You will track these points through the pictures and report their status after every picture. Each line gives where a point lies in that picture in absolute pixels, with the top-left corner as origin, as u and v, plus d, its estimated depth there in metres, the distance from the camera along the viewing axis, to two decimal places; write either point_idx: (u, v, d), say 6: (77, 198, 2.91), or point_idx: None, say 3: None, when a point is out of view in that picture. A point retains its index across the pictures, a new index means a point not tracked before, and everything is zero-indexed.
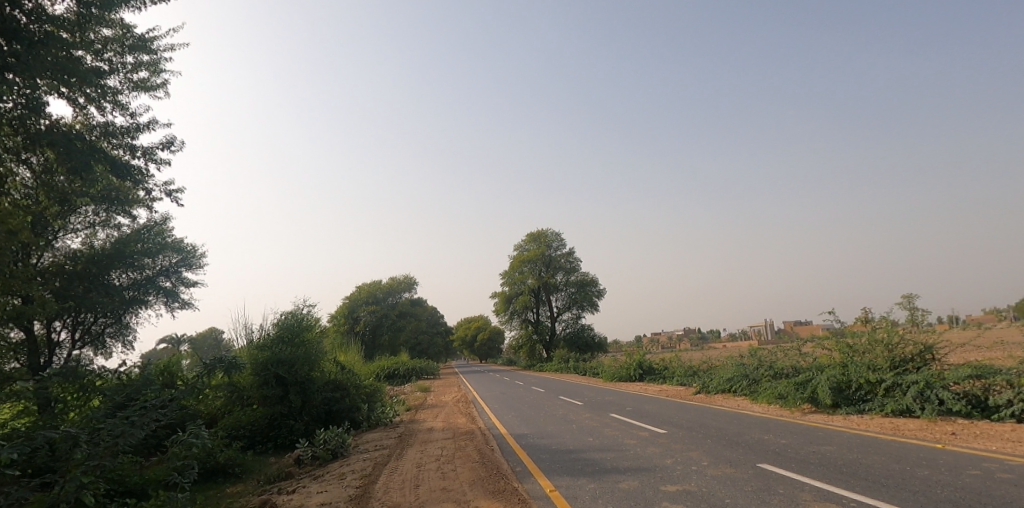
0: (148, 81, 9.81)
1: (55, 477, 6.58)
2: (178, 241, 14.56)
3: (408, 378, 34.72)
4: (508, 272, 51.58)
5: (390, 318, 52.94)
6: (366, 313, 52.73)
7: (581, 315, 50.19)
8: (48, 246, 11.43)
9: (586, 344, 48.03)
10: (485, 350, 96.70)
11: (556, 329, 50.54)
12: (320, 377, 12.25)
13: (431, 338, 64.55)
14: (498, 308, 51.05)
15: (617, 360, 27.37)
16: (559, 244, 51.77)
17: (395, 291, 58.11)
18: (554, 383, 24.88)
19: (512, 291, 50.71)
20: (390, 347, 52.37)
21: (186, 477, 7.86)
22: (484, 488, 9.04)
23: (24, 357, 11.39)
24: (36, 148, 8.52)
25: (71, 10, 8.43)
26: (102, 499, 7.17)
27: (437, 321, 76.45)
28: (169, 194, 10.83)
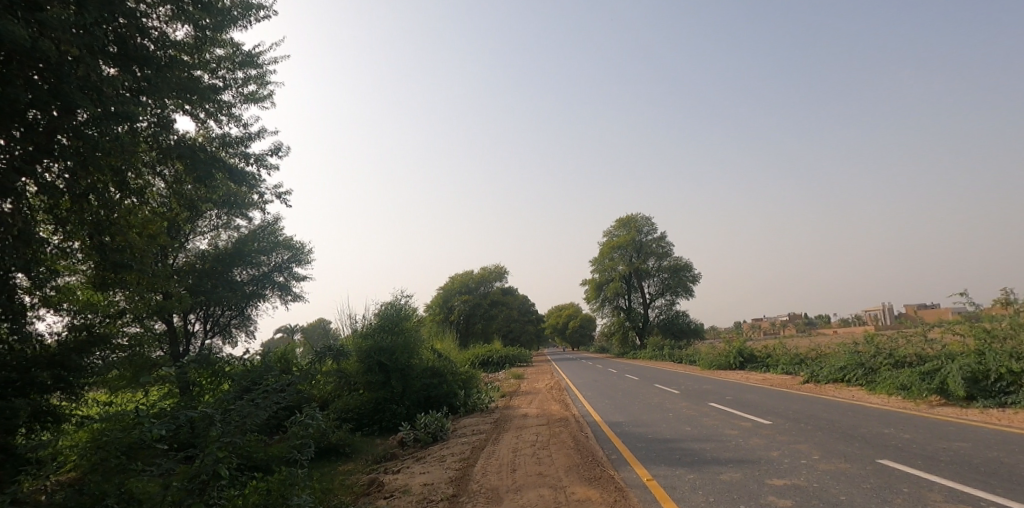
0: (256, 94, 10.69)
1: (196, 451, 7.40)
2: (290, 239, 15.79)
3: (502, 365, 35.39)
4: (598, 259, 50.98)
5: (483, 306, 54.39)
6: (461, 302, 54.54)
7: (675, 301, 48.73)
8: (181, 247, 12.92)
9: (679, 328, 47.15)
10: (578, 336, 96.48)
11: (650, 316, 49.30)
12: (418, 364, 12.85)
13: (523, 326, 65.53)
14: (589, 296, 50.68)
15: (715, 348, 26.22)
16: (650, 229, 50.28)
17: (488, 280, 59.36)
18: (647, 370, 24.29)
19: (603, 277, 50.06)
20: (484, 335, 53.90)
21: (304, 455, 8.62)
22: (580, 474, 9.07)
23: (167, 345, 12.93)
24: (168, 162, 9.59)
25: (190, 35, 9.38)
26: (237, 472, 8.01)
27: (529, 309, 77.12)
28: (280, 197, 11.78)
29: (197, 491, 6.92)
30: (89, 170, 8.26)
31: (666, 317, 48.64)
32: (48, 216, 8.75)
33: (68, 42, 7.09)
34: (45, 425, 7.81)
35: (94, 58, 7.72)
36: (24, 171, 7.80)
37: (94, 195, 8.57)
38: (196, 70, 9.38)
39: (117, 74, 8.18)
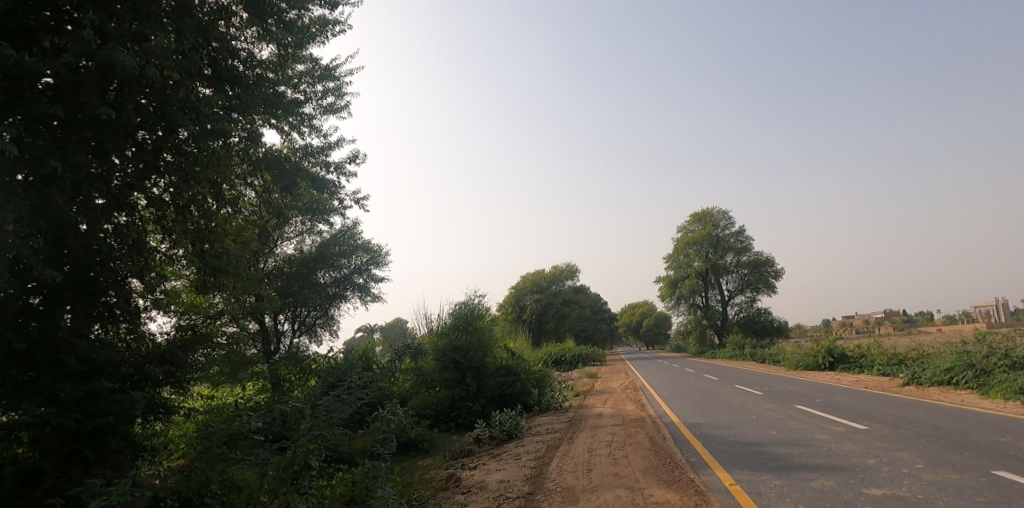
0: (334, 105, 11.26)
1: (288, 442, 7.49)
2: (368, 242, 16.44)
3: (575, 365, 35.12)
4: (673, 256, 49.55)
5: (556, 306, 54.27)
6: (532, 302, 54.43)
7: (755, 299, 46.32)
8: (270, 252, 13.80)
9: (761, 327, 44.86)
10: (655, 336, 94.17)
11: (729, 314, 47.27)
12: (492, 363, 13.06)
13: (597, 326, 64.80)
14: (664, 293, 49.25)
15: (801, 347, 24.72)
16: (727, 223, 48.20)
17: (559, 279, 58.96)
18: (725, 370, 23.30)
19: (677, 274, 48.66)
20: (557, 334, 53.76)
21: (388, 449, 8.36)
22: (658, 476, 8.87)
23: (260, 344, 13.89)
24: (257, 173, 10.31)
25: (274, 53, 10.03)
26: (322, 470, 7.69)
27: (600, 308, 75.98)
28: (358, 202, 12.34)
29: (291, 480, 6.61)
30: (189, 183, 9.02)
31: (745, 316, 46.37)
32: (156, 226, 9.67)
33: (169, 67, 7.79)
34: (158, 416, 8.61)
35: (191, 81, 8.42)
36: (135, 187, 8.64)
37: (195, 206, 9.43)
38: (280, 85, 10.02)
39: (211, 94, 8.86)
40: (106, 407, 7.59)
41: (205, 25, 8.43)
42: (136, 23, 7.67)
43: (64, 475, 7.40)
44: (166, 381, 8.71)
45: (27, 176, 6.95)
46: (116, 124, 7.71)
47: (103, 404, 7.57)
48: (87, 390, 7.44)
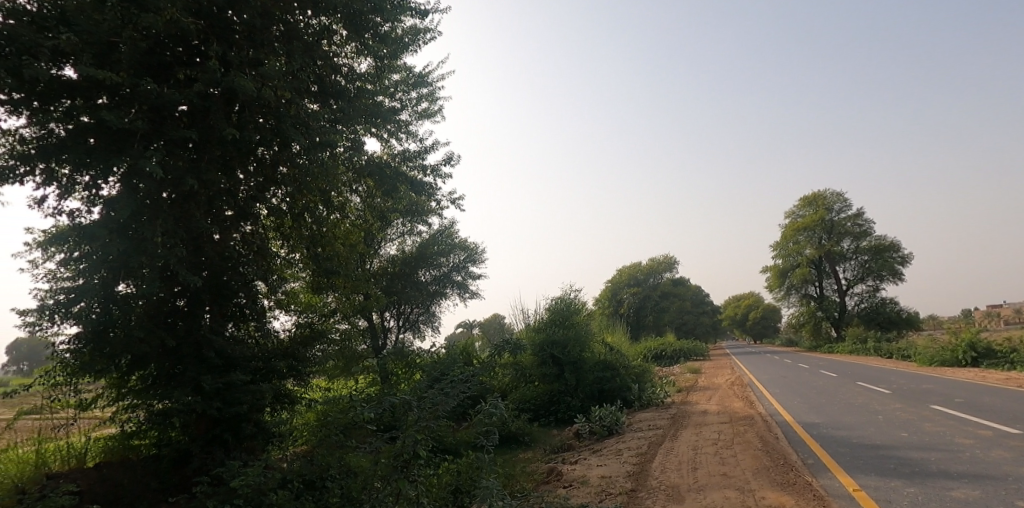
0: (428, 110, 11.72)
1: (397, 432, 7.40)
2: (464, 241, 16.92)
3: (677, 360, 33.85)
4: (781, 243, 46.36)
5: (655, 299, 52.58)
6: (630, 296, 53.16)
7: (879, 287, 42.09)
8: (375, 254, 14.66)
9: (886, 318, 40.71)
10: (766, 329, 88.63)
11: (847, 305, 43.42)
12: (590, 357, 13.03)
13: (701, 319, 62.16)
14: (771, 283, 46.30)
15: (936, 340, 22.17)
16: (841, 206, 44.28)
17: (658, 272, 57.25)
18: (843, 366, 21.43)
19: (785, 264, 45.36)
20: (658, 328, 52.17)
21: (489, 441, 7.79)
22: (770, 478, 8.37)
23: (369, 340, 14.83)
24: (361, 180, 10.99)
25: (372, 66, 10.64)
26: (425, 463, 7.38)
27: (703, 300, 72.73)
28: (453, 202, 12.77)
29: (401, 469, 6.73)
30: (303, 192, 9.81)
31: (866, 306, 42.29)
32: (276, 233, 10.51)
33: (282, 87, 8.50)
34: (284, 405, 9.49)
35: (300, 98, 9.13)
36: (257, 199, 9.53)
37: (309, 213, 10.24)
38: (379, 96, 10.61)
39: (319, 109, 9.55)
40: (240, 397, 8.48)
41: (310, 45, 9.11)
42: (252, 50, 8.44)
43: (209, 456, 8.34)
44: (289, 373, 9.53)
45: (171, 194, 7.93)
46: (239, 143, 8.55)
47: (238, 394, 8.46)
48: (225, 381, 8.38)
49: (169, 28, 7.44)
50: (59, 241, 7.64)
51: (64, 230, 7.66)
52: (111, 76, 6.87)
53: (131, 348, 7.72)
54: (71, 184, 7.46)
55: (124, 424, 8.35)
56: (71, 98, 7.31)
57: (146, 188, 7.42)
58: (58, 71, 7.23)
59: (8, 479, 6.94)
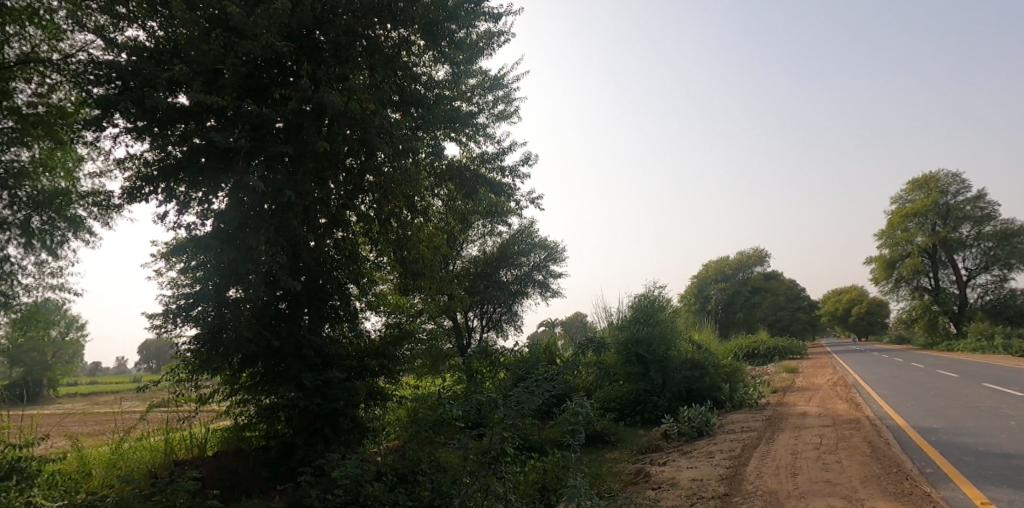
0: (505, 112, 11.87)
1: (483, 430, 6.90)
2: (544, 240, 16.98)
3: (771, 358, 32.02)
4: (889, 231, 42.66)
5: (745, 295, 50.07)
6: (717, 292, 50.99)
7: (1007, 277, 37.68)
8: (458, 255, 15.06)
9: (1017, 311, 36.33)
10: (873, 325, 81.90)
11: (969, 297, 39.22)
12: (677, 356, 12.66)
13: (797, 315, 58.51)
14: (878, 275, 42.72)
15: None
16: (958, 187, 40.07)
17: (746, 266, 54.59)
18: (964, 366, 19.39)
19: (893, 254, 41.70)
20: (750, 325, 49.62)
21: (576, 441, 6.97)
22: (880, 487, 7.74)
23: (454, 339, 15.24)
24: (443, 184, 11.31)
25: (449, 72, 10.92)
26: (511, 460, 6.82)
27: (800, 295, 68.39)
28: (533, 202, 12.84)
29: (489, 465, 6.58)
30: (389, 199, 10.25)
31: (993, 298, 37.99)
32: (365, 238, 11.04)
33: (367, 99, 8.92)
34: (377, 401, 9.98)
35: (384, 109, 9.55)
36: (347, 206, 10.08)
37: (395, 218, 10.68)
38: (457, 101, 10.89)
39: (401, 118, 9.93)
40: (338, 393, 9.01)
41: (391, 57, 9.50)
42: (339, 66, 8.93)
43: (311, 447, 8.93)
44: (381, 372, 9.99)
45: (271, 205, 8.57)
46: (330, 155, 9.07)
47: (335, 390, 9.01)
48: (323, 378, 8.95)
49: (265, 52, 8.05)
50: (179, 252, 8.48)
51: (183, 242, 8.49)
52: (218, 100, 7.53)
53: (242, 348, 8.41)
54: (187, 200, 8.23)
55: (237, 416, 9.20)
56: (185, 122, 8.11)
57: (250, 201, 8.06)
58: (173, 98, 8.02)
59: (143, 465, 7.79)
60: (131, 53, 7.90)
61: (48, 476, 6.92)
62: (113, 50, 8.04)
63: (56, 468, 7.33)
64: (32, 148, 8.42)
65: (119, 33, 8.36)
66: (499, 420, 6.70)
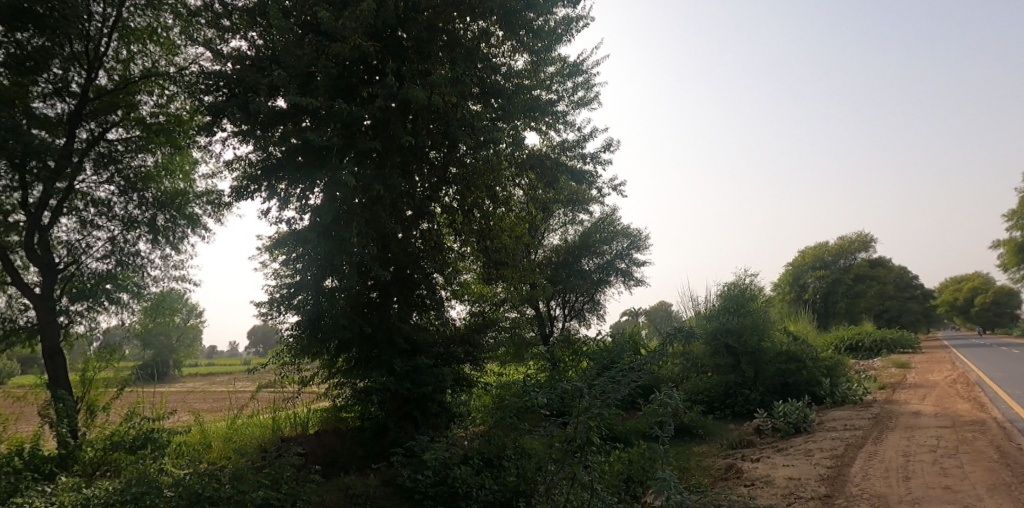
0: (585, 98, 11.71)
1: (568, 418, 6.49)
2: (627, 227, 16.65)
3: (878, 352, 29.69)
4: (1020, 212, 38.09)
5: (847, 284, 46.64)
6: (815, 280, 47.85)
7: None
8: (539, 244, 15.13)
9: None
10: (1000, 317, 73.72)
11: None
12: (771, 348, 12.05)
13: (908, 305, 53.77)
14: (1007, 261, 38.33)
15: None
16: None
17: (848, 253, 50.77)
18: None
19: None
20: (853, 316, 46.21)
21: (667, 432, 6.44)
22: (1012, 497, 6.97)
23: (537, 328, 15.36)
24: (524, 174, 11.37)
25: (528, 61, 10.92)
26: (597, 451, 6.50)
27: (911, 283, 62.74)
28: (615, 189, 12.63)
29: (575, 453, 6.25)
30: (471, 190, 10.46)
31: None
32: (449, 229, 11.35)
33: (449, 93, 9.12)
34: (463, 387, 10.27)
35: (465, 101, 9.73)
36: (432, 198, 10.39)
37: (477, 209, 10.90)
38: (536, 90, 10.89)
39: (482, 109, 10.07)
40: (426, 378, 9.37)
41: (471, 50, 9.64)
42: (421, 61, 9.18)
43: (402, 429, 9.35)
44: (466, 358, 10.27)
45: (362, 199, 9.00)
46: (415, 149, 9.38)
47: (424, 376, 9.37)
48: (412, 364, 9.34)
49: (353, 53, 8.43)
50: (280, 245, 9.12)
51: (284, 235, 9.13)
52: (312, 101, 7.99)
53: (338, 333, 8.93)
54: (287, 196, 8.82)
55: (335, 398, 9.77)
56: (283, 123, 8.62)
57: (343, 195, 8.51)
58: (273, 102, 8.58)
59: (255, 440, 8.50)
60: (235, 62, 8.56)
61: (176, 446, 7.74)
62: (220, 60, 8.73)
63: (183, 439, 8.18)
64: (156, 153, 9.37)
65: (224, 44, 9.07)
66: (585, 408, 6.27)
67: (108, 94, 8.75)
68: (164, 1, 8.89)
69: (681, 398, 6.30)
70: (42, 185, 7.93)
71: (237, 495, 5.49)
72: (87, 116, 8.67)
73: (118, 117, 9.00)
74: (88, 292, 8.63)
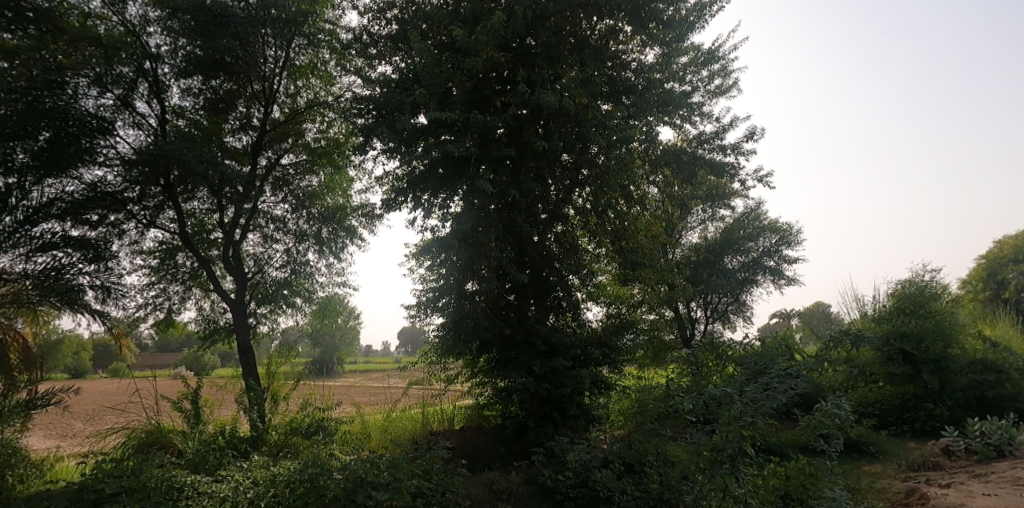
0: (723, 86, 11.09)
1: (718, 424, 6.01)
2: (775, 222, 15.42)
3: None
4: None
5: None
6: (1018, 277, 40.58)
7: None
8: (677, 243, 14.56)
9: None
10: None
11: None
12: (961, 356, 10.41)
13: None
14: None
15: None
16: None
17: None
18: None
19: None
20: None
21: (833, 447, 5.72)
22: None
23: (676, 330, 14.79)
24: (659, 170, 11.02)
25: (659, 54, 10.58)
26: (749, 462, 6.01)
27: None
28: (760, 180, 11.76)
29: (728, 465, 5.80)
30: (604, 190, 10.38)
31: None
32: (584, 231, 11.35)
33: (579, 94, 9.13)
34: (601, 390, 10.18)
35: (596, 101, 9.69)
36: (566, 200, 10.47)
37: (611, 209, 10.78)
38: (669, 83, 10.51)
39: (613, 108, 9.94)
40: (565, 380, 9.40)
41: (600, 49, 9.56)
42: (551, 66, 9.31)
43: (542, 430, 9.49)
44: (604, 361, 10.16)
45: (498, 205, 9.34)
46: (548, 153, 9.52)
47: (562, 377, 9.42)
48: (551, 366, 9.44)
49: (486, 65, 8.78)
50: (426, 251, 9.76)
51: (429, 242, 9.75)
52: (450, 115, 8.47)
53: (480, 335, 9.30)
54: (430, 205, 9.42)
55: (478, 397, 10.20)
56: (425, 138, 9.20)
57: (481, 202, 8.90)
58: (416, 118, 9.23)
59: (407, 433, 9.14)
60: (382, 86, 9.34)
61: (342, 434, 8.58)
62: (369, 86, 9.59)
63: (347, 428, 9.04)
64: (319, 174, 10.52)
65: (373, 71, 9.94)
66: (735, 416, 5.78)
67: (281, 125, 9.99)
68: (322, 38, 9.98)
69: (851, 409, 5.64)
70: (234, 206, 9.31)
71: (394, 481, 6.08)
72: (265, 146, 9.97)
73: (289, 144, 10.25)
74: (270, 297, 9.98)
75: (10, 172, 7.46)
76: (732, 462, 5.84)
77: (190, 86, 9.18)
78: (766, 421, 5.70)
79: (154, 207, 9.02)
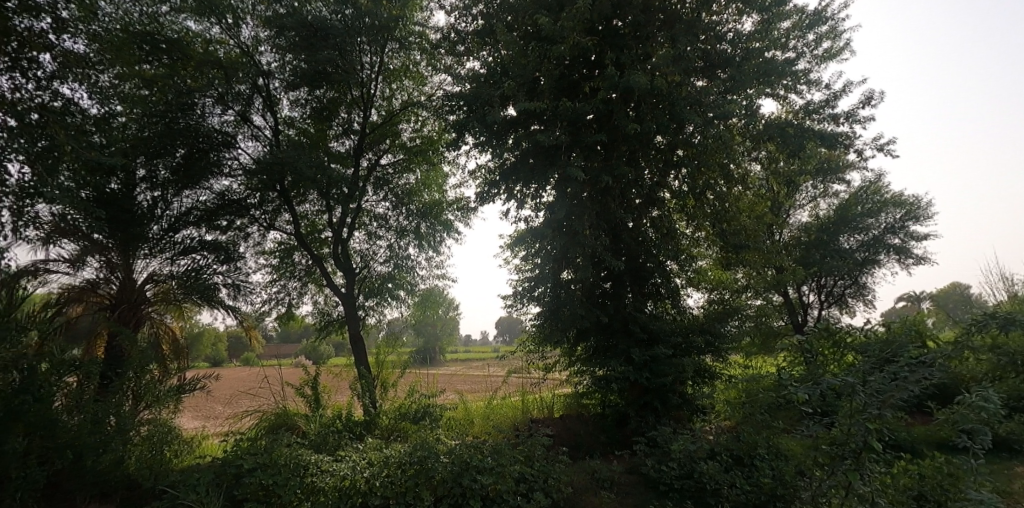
0: (832, 50, 10.20)
1: (838, 417, 5.48)
2: (899, 195, 14.01)
3: None
4: None
5: None
6: None
7: None
8: (785, 224, 13.66)
9: None
10: None
11: None
12: None
13: None
14: None
15: None
16: None
17: None
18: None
19: None
20: None
21: (978, 445, 5.06)
22: None
23: (787, 316, 13.92)
24: (762, 146, 10.37)
25: (758, 21, 9.92)
26: (875, 459, 5.50)
27: None
28: (880, 149, 10.72)
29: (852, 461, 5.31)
30: (702, 170, 9.95)
31: None
32: (681, 215, 10.96)
33: (671, 72, 8.81)
34: (705, 379, 9.81)
35: (689, 78, 9.28)
36: (661, 184, 10.15)
37: (710, 190, 10.33)
38: (770, 52, 9.83)
39: (708, 84, 9.48)
40: (666, 369, 9.15)
41: (692, 23, 9.14)
42: (640, 45, 9.03)
43: (644, 419, 9.33)
44: (708, 349, 9.78)
45: (591, 192, 9.24)
46: (641, 136, 9.27)
47: (663, 366, 9.18)
48: (651, 354, 9.22)
49: (574, 50, 8.70)
50: (521, 242, 9.88)
51: (523, 233, 9.86)
52: (539, 104, 8.48)
53: (577, 323, 9.28)
54: (523, 196, 9.51)
55: (577, 385, 10.21)
56: (515, 130, 9.28)
57: (573, 190, 8.85)
58: (505, 110, 9.34)
59: (508, 420, 9.33)
60: (472, 81, 9.53)
61: (446, 420, 8.93)
62: (459, 82, 9.82)
63: (451, 414, 9.38)
64: (416, 171, 10.96)
65: (462, 67, 10.16)
66: (858, 409, 5.24)
67: (379, 127, 10.51)
68: (412, 41, 10.29)
69: (1001, 402, 4.99)
70: (341, 207, 9.95)
71: (498, 466, 6.27)
72: (366, 148, 10.53)
73: (387, 145, 10.77)
74: (376, 290, 10.60)
75: (155, 187, 8.42)
76: (854, 458, 5.31)
77: (297, 98, 9.88)
78: (894, 413, 5.22)
79: (273, 211, 9.83)
